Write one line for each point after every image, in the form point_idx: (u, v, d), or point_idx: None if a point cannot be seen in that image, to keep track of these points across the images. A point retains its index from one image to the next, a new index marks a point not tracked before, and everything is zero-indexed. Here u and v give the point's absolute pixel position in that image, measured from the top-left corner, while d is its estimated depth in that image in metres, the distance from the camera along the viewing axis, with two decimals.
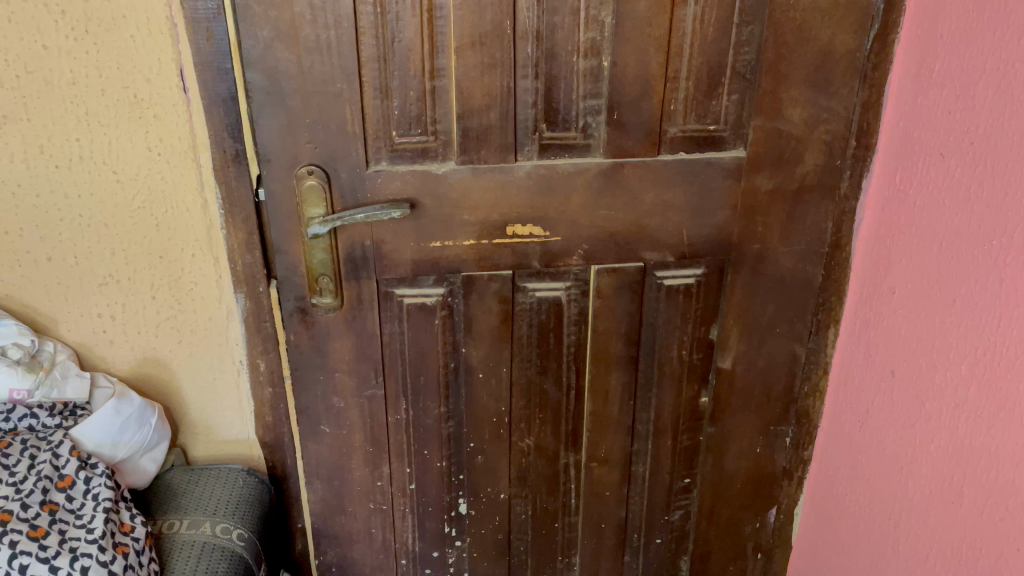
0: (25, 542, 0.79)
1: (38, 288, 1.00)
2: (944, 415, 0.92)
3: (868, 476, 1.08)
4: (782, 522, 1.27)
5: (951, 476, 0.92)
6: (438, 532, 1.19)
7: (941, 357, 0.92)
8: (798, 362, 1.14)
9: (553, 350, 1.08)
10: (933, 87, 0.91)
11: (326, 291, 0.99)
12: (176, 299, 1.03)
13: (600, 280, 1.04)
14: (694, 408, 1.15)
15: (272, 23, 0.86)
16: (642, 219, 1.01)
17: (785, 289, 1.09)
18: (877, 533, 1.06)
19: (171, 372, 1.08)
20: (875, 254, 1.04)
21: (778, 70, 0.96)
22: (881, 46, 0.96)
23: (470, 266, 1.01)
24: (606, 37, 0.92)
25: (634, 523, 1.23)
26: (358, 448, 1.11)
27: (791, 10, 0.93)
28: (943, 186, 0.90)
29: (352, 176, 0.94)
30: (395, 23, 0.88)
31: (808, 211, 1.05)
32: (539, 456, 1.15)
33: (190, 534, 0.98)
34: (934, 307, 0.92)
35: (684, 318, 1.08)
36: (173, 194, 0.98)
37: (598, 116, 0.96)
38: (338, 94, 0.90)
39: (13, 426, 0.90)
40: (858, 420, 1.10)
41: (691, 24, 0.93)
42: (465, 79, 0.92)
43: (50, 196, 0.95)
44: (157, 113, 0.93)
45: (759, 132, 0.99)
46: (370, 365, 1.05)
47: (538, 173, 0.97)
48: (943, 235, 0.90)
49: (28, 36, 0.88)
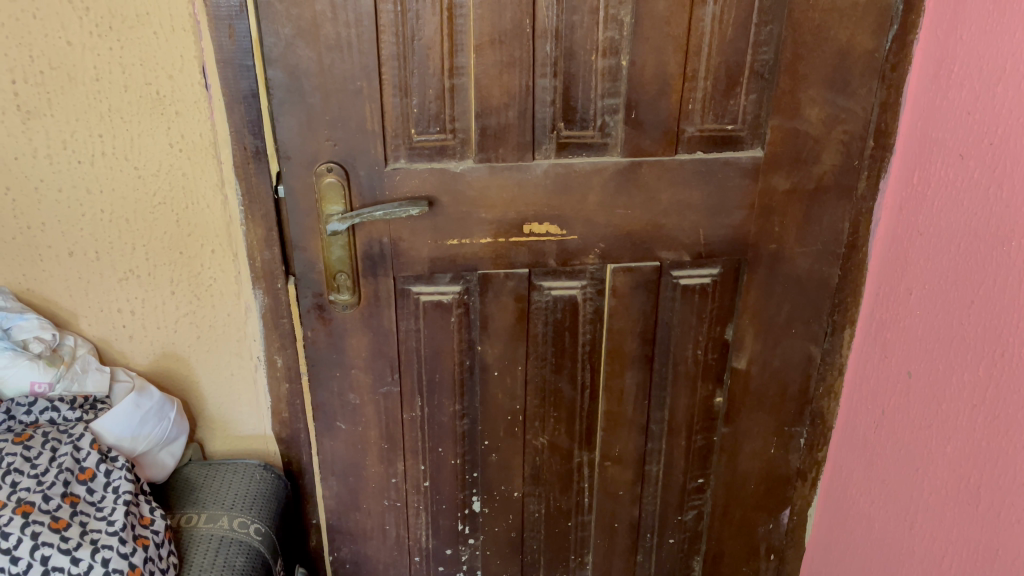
0: (47, 534, 0.80)
1: (59, 283, 1.01)
2: (961, 416, 0.92)
3: (883, 477, 1.08)
4: (795, 523, 1.27)
5: (967, 477, 0.91)
6: (452, 530, 1.19)
7: (957, 358, 0.92)
8: (814, 363, 1.14)
9: (568, 349, 1.08)
10: (952, 87, 0.90)
11: (344, 288, 1.00)
12: (195, 295, 1.04)
13: (615, 279, 1.04)
14: (709, 408, 1.16)
15: (293, 21, 0.87)
16: (658, 218, 1.01)
17: (801, 289, 1.09)
18: (891, 534, 1.07)
19: (189, 367, 1.09)
20: (892, 255, 1.04)
21: (796, 70, 0.96)
22: (900, 46, 0.96)
23: (487, 264, 1.01)
24: (624, 37, 0.92)
25: (647, 523, 1.23)
26: (373, 444, 1.11)
27: (811, 10, 0.93)
28: (961, 186, 0.90)
29: (371, 173, 0.95)
30: (415, 21, 0.89)
31: (824, 212, 1.05)
32: (553, 454, 1.15)
33: (208, 528, 0.99)
34: (951, 308, 0.92)
35: (699, 318, 1.08)
36: (194, 190, 0.98)
37: (616, 115, 0.96)
38: (358, 92, 0.91)
39: (35, 419, 0.91)
40: (873, 420, 1.10)
41: (710, 24, 0.93)
42: (484, 77, 0.92)
43: (73, 190, 0.96)
44: (179, 109, 0.94)
45: (776, 132, 0.99)
46: (386, 363, 1.06)
47: (555, 172, 0.97)
48: (961, 235, 0.90)
49: (53, 33, 0.89)
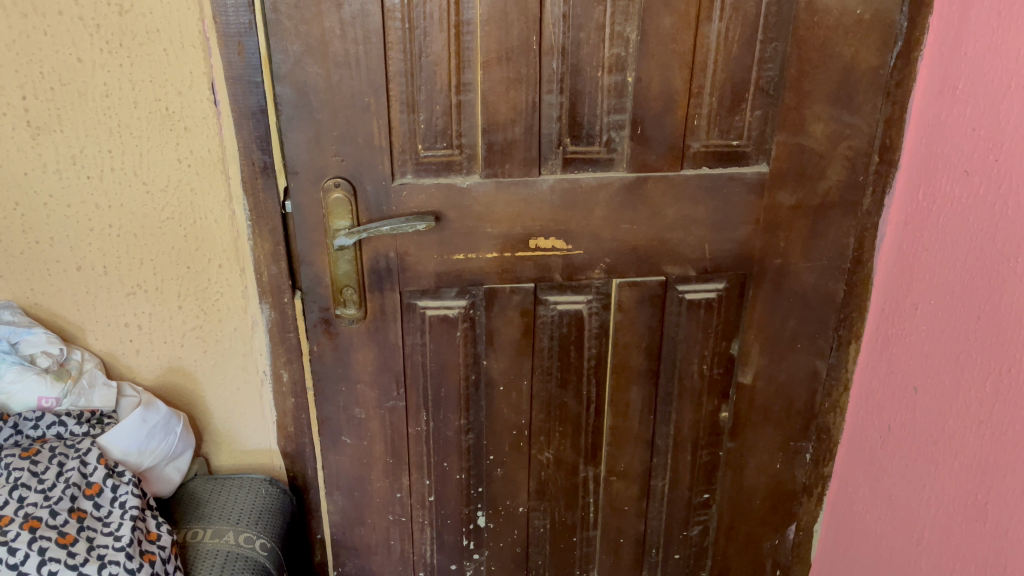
0: (53, 549, 0.79)
1: (66, 297, 1.01)
2: (968, 431, 0.92)
3: (889, 494, 1.08)
4: (801, 539, 1.26)
5: (975, 493, 0.91)
6: (456, 545, 1.19)
7: (963, 373, 0.92)
8: (819, 378, 1.14)
9: (574, 363, 1.08)
10: (957, 104, 0.91)
11: (350, 302, 1.00)
12: (202, 309, 1.04)
13: (621, 293, 1.04)
14: (714, 423, 1.15)
15: (302, 38, 0.88)
16: (664, 234, 1.02)
17: (807, 304, 1.09)
18: (898, 551, 1.06)
19: (195, 381, 1.09)
20: (897, 269, 1.04)
21: (802, 87, 0.97)
22: (904, 64, 0.97)
23: (493, 279, 1.01)
24: (630, 53, 0.93)
25: (652, 538, 1.23)
26: (378, 459, 1.11)
27: (816, 27, 0.94)
28: (966, 203, 0.90)
29: (378, 188, 0.95)
30: (422, 38, 0.90)
31: (830, 227, 1.05)
32: (559, 469, 1.15)
33: (213, 543, 0.98)
34: (957, 324, 0.93)
35: (704, 332, 1.08)
36: (202, 206, 0.99)
37: (622, 130, 0.97)
38: (365, 108, 0.91)
39: (42, 434, 0.91)
40: (880, 436, 1.10)
41: (715, 40, 0.94)
42: (491, 93, 0.93)
43: (81, 206, 0.97)
44: (187, 125, 0.95)
45: (781, 148, 1.00)
46: (392, 377, 1.06)
47: (562, 187, 0.98)
48: (967, 251, 0.90)
49: (64, 50, 0.90)
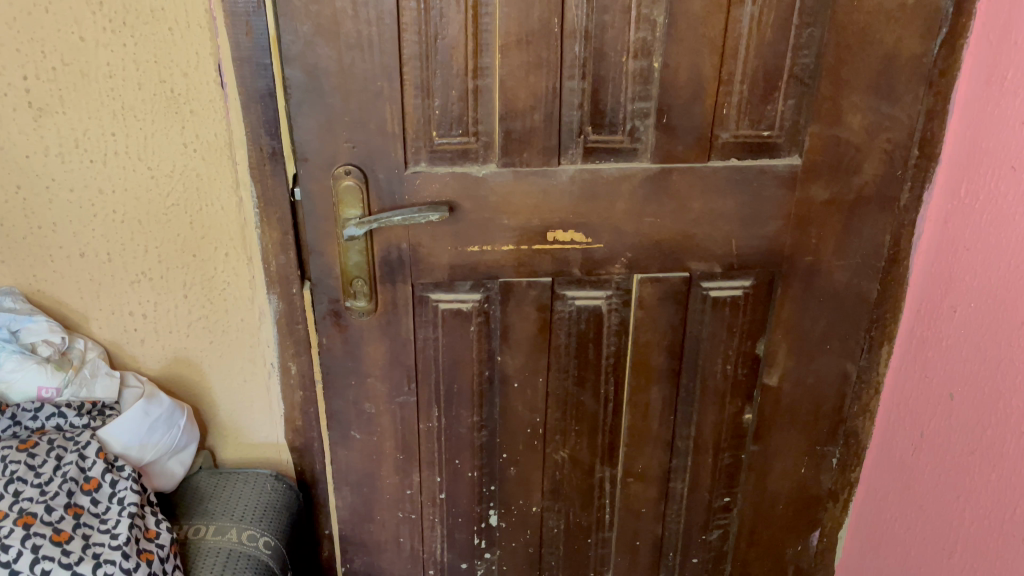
0: (47, 547, 0.77)
1: (70, 285, 0.99)
2: (1007, 443, 0.87)
3: (920, 503, 1.03)
4: (825, 546, 1.22)
5: (1014, 508, 0.86)
6: (468, 544, 1.16)
7: (1004, 382, 0.87)
8: (849, 381, 1.09)
9: (592, 361, 1.04)
10: (1005, 95, 0.85)
11: (360, 293, 0.97)
12: (208, 299, 1.01)
13: (642, 289, 1.00)
14: (737, 425, 1.11)
15: (313, 18, 0.84)
16: (689, 228, 0.97)
17: (838, 303, 1.04)
18: (930, 563, 1.01)
19: (202, 372, 1.06)
20: (935, 269, 0.98)
21: (839, 75, 0.91)
22: (949, 52, 0.91)
23: (508, 272, 0.97)
24: (658, 37, 0.88)
25: (670, 541, 1.19)
26: (389, 455, 1.08)
27: (856, 12, 0.89)
28: (1012, 201, 0.85)
29: (390, 177, 0.91)
30: (438, 19, 0.85)
31: (865, 224, 0.99)
32: (574, 468, 1.11)
33: (215, 540, 0.96)
34: (999, 329, 0.87)
35: (729, 331, 1.04)
36: (208, 192, 0.95)
37: (647, 119, 0.92)
38: (378, 92, 0.87)
39: (41, 425, 0.89)
40: (911, 443, 1.05)
41: (748, 25, 0.89)
42: (510, 78, 0.88)
43: (85, 191, 0.94)
44: (193, 108, 0.91)
45: (816, 139, 0.94)
46: (403, 372, 1.02)
47: (582, 178, 0.93)
48: (1012, 252, 0.85)
49: (66, 28, 0.86)
